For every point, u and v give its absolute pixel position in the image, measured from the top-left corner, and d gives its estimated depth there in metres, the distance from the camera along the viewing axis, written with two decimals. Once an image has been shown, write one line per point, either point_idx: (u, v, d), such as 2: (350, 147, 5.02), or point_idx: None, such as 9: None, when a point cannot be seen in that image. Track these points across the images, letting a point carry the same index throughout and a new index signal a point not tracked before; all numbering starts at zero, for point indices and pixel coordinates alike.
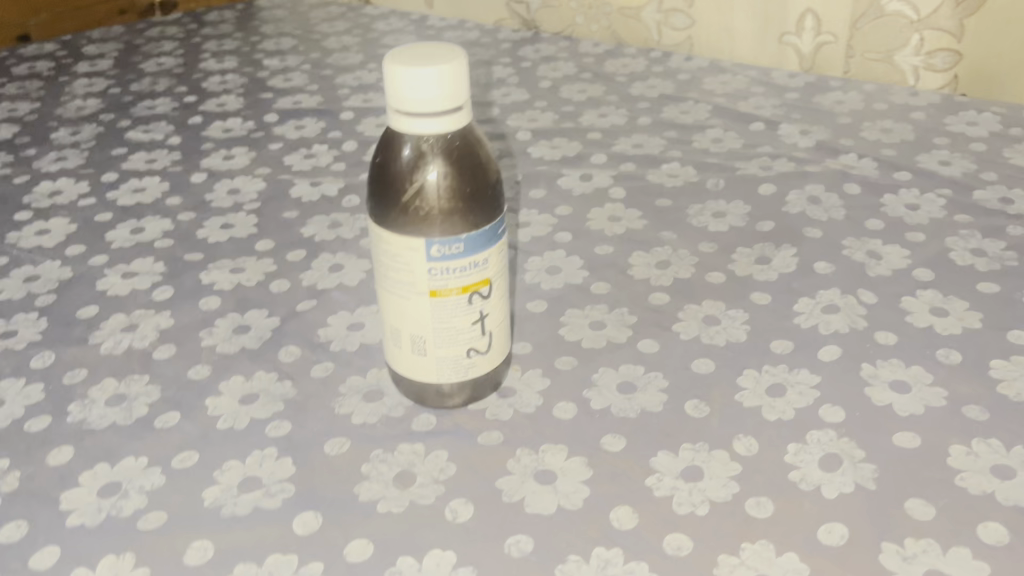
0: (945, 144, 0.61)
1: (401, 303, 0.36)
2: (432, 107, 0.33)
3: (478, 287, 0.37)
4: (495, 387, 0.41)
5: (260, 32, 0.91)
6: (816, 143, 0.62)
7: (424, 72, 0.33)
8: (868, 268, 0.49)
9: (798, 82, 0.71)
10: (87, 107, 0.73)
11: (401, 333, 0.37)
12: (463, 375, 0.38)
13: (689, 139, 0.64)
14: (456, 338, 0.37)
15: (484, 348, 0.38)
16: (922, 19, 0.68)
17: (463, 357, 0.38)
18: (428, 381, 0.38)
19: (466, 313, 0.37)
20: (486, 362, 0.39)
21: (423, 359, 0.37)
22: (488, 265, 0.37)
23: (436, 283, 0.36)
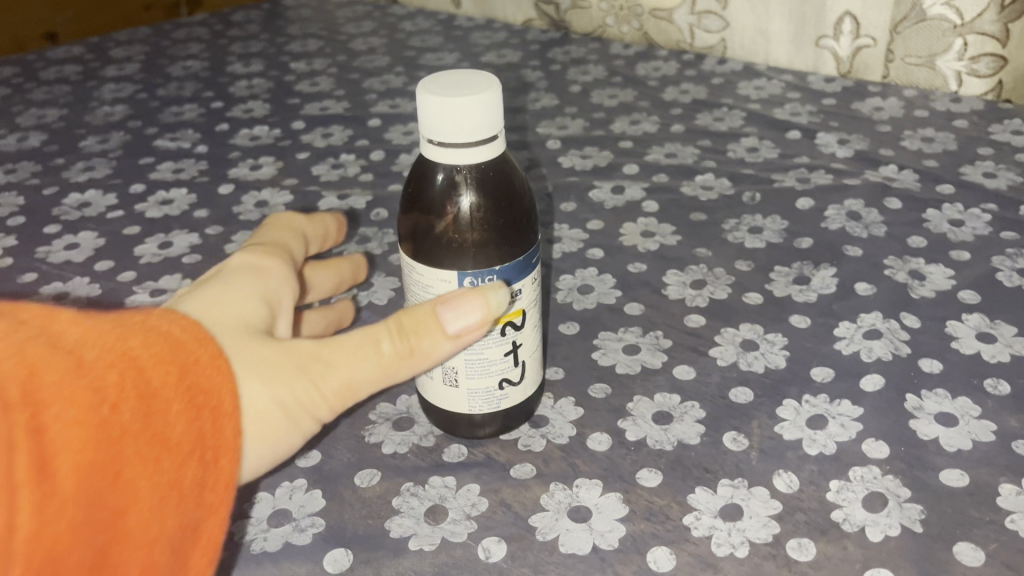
0: (989, 155, 0.59)
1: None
2: (466, 138, 0.32)
3: (511, 317, 0.36)
4: (528, 416, 0.40)
5: (286, 33, 0.90)
6: (855, 153, 0.61)
7: (459, 103, 0.32)
8: (911, 290, 0.47)
9: (835, 89, 0.70)
10: (114, 114, 0.73)
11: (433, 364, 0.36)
12: (495, 407, 0.37)
13: (723, 148, 0.63)
14: (488, 370, 0.36)
15: (518, 378, 0.37)
16: (965, 24, 0.65)
17: (495, 389, 0.37)
18: (460, 411, 0.37)
19: (499, 344, 0.36)
20: (519, 393, 0.38)
21: (455, 390, 0.37)
22: (522, 295, 0.35)
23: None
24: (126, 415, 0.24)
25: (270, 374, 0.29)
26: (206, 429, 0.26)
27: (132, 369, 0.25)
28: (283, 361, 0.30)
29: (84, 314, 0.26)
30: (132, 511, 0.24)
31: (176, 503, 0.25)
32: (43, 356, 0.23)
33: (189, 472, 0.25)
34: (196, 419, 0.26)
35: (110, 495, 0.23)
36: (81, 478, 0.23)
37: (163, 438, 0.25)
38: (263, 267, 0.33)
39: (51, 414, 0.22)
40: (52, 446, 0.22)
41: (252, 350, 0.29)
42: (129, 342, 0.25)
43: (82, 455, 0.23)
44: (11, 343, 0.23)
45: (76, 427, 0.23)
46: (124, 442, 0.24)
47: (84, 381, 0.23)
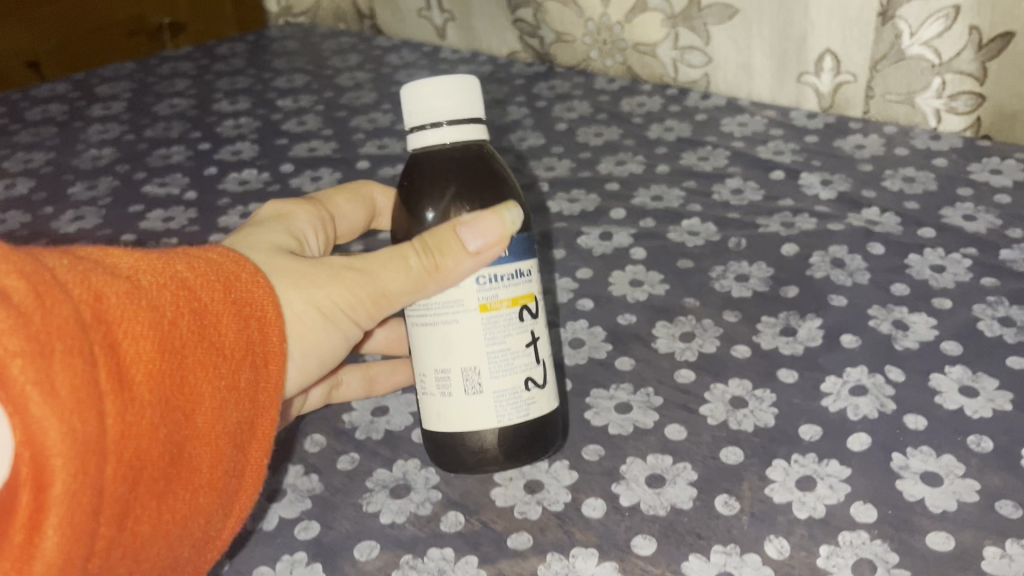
0: (969, 196, 0.61)
1: (455, 330, 0.38)
2: (447, 113, 0.39)
3: (525, 303, 0.39)
4: (546, 454, 0.42)
5: (272, 67, 0.90)
6: (838, 195, 0.62)
7: (436, 86, 0.39)
8: (895, 341, 0.48)
9: (817, 126, 0.71)
10: (102, 158, 0.73)
11: (454, 375, 0.39)
12: (524, 416, 0.39)
13: (708, 190, 0.64)
14: (511, 365, 0.39)
15: (540, 380, 0.40)
16: (944, 63, 0.66)
17: (521, 389, 0.39)
18: (487, 429, 0.39)
19: (518, 331, 0.39)
20: (543, 402, 0.40)
21: (479, 396, 0.38)
22: (531, 278, 0.40)
23: (487, 296, 0.38)
24: (182, 330, 0.33)
25: (306, 284, 0.38)
26: (255, 337, 0.35)
27: (185, 295, 0.33)
28: (314, 273, 0.38)
29: (141, 253, 0.34)
30: (201, 403, 0.33)
31: (233, 399, 0.34)
32: (108, 286, 0.31)
33: (242, 373, 0.34)
34: (243, 330, 0.35)
35: (181, 398, 0.32)
36: (152, 383, 0.31)
37: (221, 347, 0.34)
38: (293, 216, 0.44)
39: (122, 332, 0.31)
40: (127, 357, 0.30)
41: (289, 267, 0.38)
42: (173, 270, 0.34)
43: (150, 366, 0.31)
44: (79, 275, 0.31)
45: (143, 341, 0.31)
46: (185, 350, 0.32)
47: (147, 304, 0.32)
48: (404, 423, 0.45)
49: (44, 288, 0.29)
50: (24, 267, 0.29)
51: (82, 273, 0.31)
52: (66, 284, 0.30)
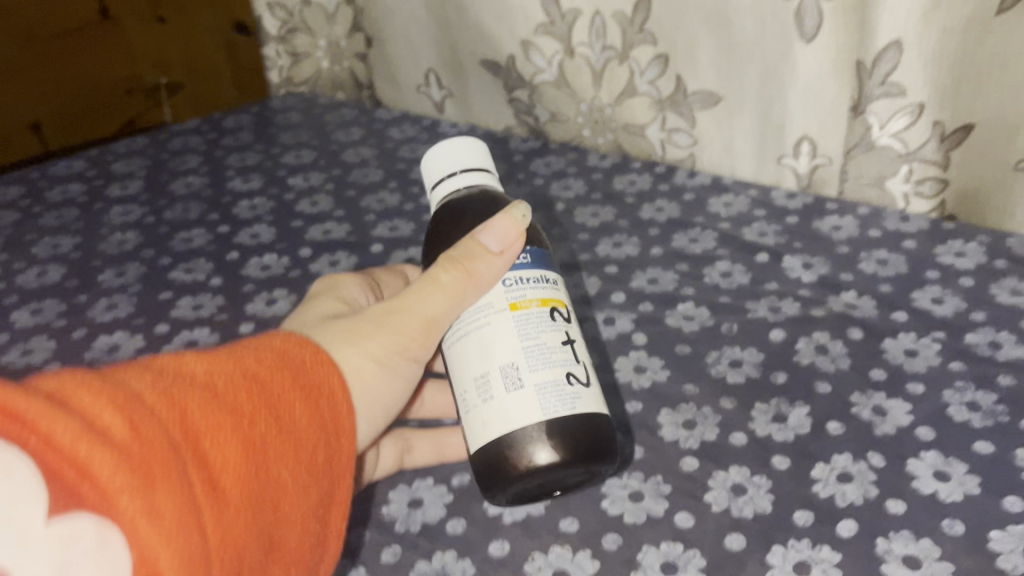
0: (937, 278, 0.67)
1: (497, 329, 0.46)
2: (437, 172, 0.54)
3: (555, 307, 0.47)
4: (606, 461, 0.47)
5: (279, 143, 0.95)
6: (818, 278, 0.68)
7: (431, 161, 0.55)
8: (876, 427, 0.54)
9: (796, 206, 0.77)
10: (127, 243, 0.77)
11: (497, 373, 0.45)
12: (571, 408, 0.45)
13: (699, 273, 0.70)
14: (549, 358, 0.45)
15: (581, 379, 0.46)
16: (910, 152, 0.72)
17: (562, 382, 0.45)
18: (535, 422, 0.44)
19: (551, 329, 0.46)
20: (588, 402, 0.46)
21: (524, 389, 0.44)
22: (556, 290, 0.48)
23: (516, 298, 0.46)
24: (261, 427, 0.39)
25: (356, 339, 0.47)
26: (324, 419, 0.42)
27: (259, 391, 0.40)
28: (363, 329, 0.48)
29: (210, 361, 0.40)
30: (286, 486, 0.39)
31: (312, 480, 0.41)
32: (194, 402, 0.37)
33: (317, 454, 0.41)
34: (311, 413, 0.42)
35: (269, 489, 0.38)
36: (244, 484, 0.37)
37: (296, 436, 0.40)
38: (340, 300, 0.55)
39: (211, 444, 0.37)
40: (219, 464, 0.37)
41: (338, 328, 0.48)
42: (245, 372, 0.40)
43: (240, 467, 0.37)
44: (168, 396, 0.37)
45: (230, 447, 0.37)
46: (267, 445, 0.39)
47: (226, 409, 0.38)
48: (439, 515, 0.50)
49: (138, 419, 0.34)
50: (120, 403, 0.34)
51: (171, 394, 0.37)
52: (160, 410, 0.36)
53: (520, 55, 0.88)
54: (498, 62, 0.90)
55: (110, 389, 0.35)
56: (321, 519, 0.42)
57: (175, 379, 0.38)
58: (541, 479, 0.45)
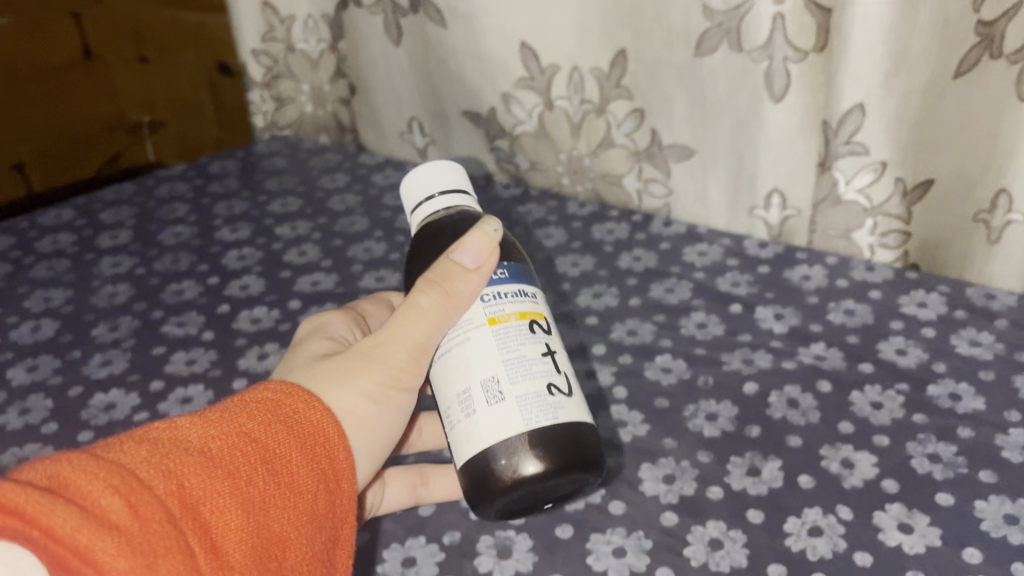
0: (901, 329, 0.70)
1: (476, 343, 0.48)
2: (417, 194, 0.56)
3: (533, 320, 0.50)
4: (593, 469, 0.48)
5: (265, 189, 0.97)
6: (789, 329, 0.71)
7: (410, 183, 0.57)
8: (844, 480, 0.57)
9: (768, 255, 0.80)
10: (119, 295, 0.79)
11: (479, 387, 0.47)
12: (552, 417, 0.47)
13: (676, 324, 0.73)
14: (529, 371, 0.48)
15: (562, 390, 0.48)
16: (874, 207, 0.77)
17: (543, 393, 0.47)
18: (517, 432, 0.46)
19: (530, 342, 0.49)
20: (569, 411, 0.48)
21: (505, 401, 0.46)
22: (535, 303, 0.51)
23: (494, 312, 0.49)
24: (260, 487, 0.42)
25: (344, 379, 0.49)
26: (323, 467, 0.45)
27: (254, 450, 0.43)
28: (351, 367, 0.50)
29: (207, 424, 0.43)
30: (286, 539, 0.42)
31: (314, 528, 0.44)
32: (194, 472, 0.40)
33: (317, 503, 0.44)
34: (308, 465, 0.44)
35: (270, 545, 0.41)
36: (245, 547, 0.40)
37: (295, 490, 0.43)
38: (328, 336, 0.57)
39: (212, 512, 0.40)
40: (220, 531, 0.39)
41: (326, 369, 0.50)
42: (241, 432, 0.43)
43: (240, 532, 0.40)
44: (169, 468, 0.39)
45: (230, 512, 0.40)
46: (266, 505, 0.42)
47: (221, 475, 0.41)
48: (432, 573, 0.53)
49: (137, 501, 0.37)
50: (119, 488, 0.37)
51: (171, 467, 0.39)
52: (161, 486, 0.38)
53: (501, 107, 0.91)
54: (480, 113, 0.93)
55: (111, 472, 0.37)
56: (326, 561, 0.45)
57: (175, 449, 0.41)
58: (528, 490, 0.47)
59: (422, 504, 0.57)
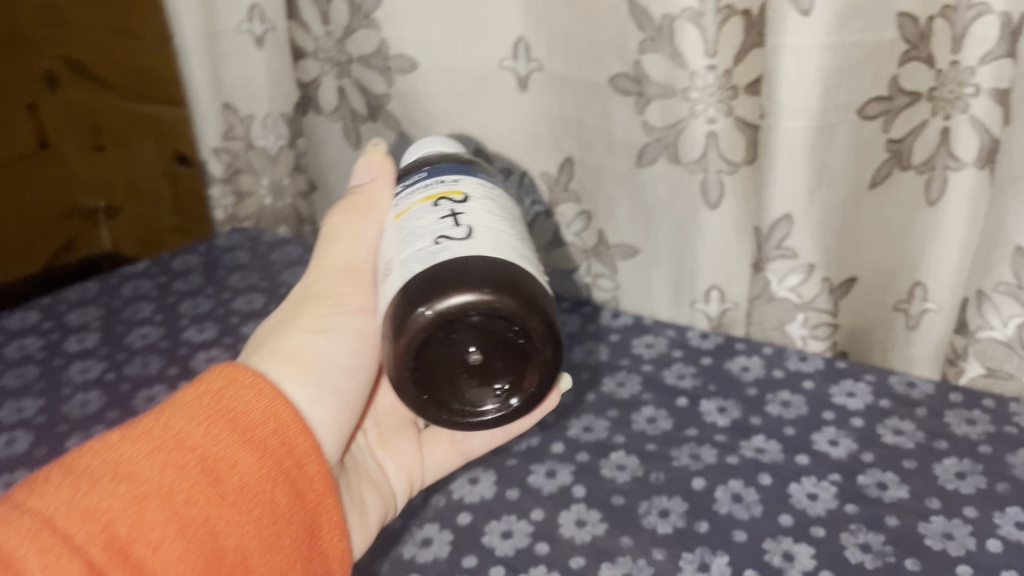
0: (832, 419, 0.76)
1: (388, 236, 0.59)
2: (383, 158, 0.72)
3: (442, 197, 0.58)
4: (494, 288, 0.51)
5: (229, 285, 1.01)
6: (731, 422, 0.77)
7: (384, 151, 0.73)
8: (785, 572, 0.62)
9: (710, 346, 0.87)
10: (91, 403, 0.82)
11: (385, 270, 0.57)
12: (429, 257, 0.53)
13: (628, 419, 0.78)
14: (420, 235, 0.55)
15: (451, 236, 0.54)
16: (804, 303, 0.84)
17: (427, 246, 0.54)
18: (393, 290, 0.53)
19: (428, 213, 0.57)
20: (453, 248, 0.53)
21: (393, 271, 0.55)
22: (453, 187, 0.59)
23: (402, 209, 0.60)
24: (195, 504, 0.47)
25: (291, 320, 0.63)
26: (261, 467, 0.50)
27: (187, 467, 0.47)
28: (296, 313, 0.64)
29: (140, 448, 0.47)
30: (231, 541, 0.47)
31: (260, 525, 0.49)
32: (126, 509, 0.44)
33: (259, 500, 0.49)
34: (247, 466, 0.49)
35: (215, 551, 0.46)
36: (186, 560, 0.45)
37: (231, 496, 0.48)
38: None
39: (148, 541, 0.44)
40: (159, 554, 0.44)
41: (277, 322, 0.64)
42: (172, 453, 0.48)
43: (179, 551, 0.45)
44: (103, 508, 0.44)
45: (166, 536, 0.45)
46: (202, 519, 0.46)
47: (154, 500, 0.45)
48: None
49: (64, 556, 0.41)
50: (46, 546, 0.41)
51: (103, 507, 0.44)
52: (92, 529, 0.43)
53: None
54: None
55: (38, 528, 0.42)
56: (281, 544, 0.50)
57: (108, 484, 0.45)
58: (432, 330, 0.51)
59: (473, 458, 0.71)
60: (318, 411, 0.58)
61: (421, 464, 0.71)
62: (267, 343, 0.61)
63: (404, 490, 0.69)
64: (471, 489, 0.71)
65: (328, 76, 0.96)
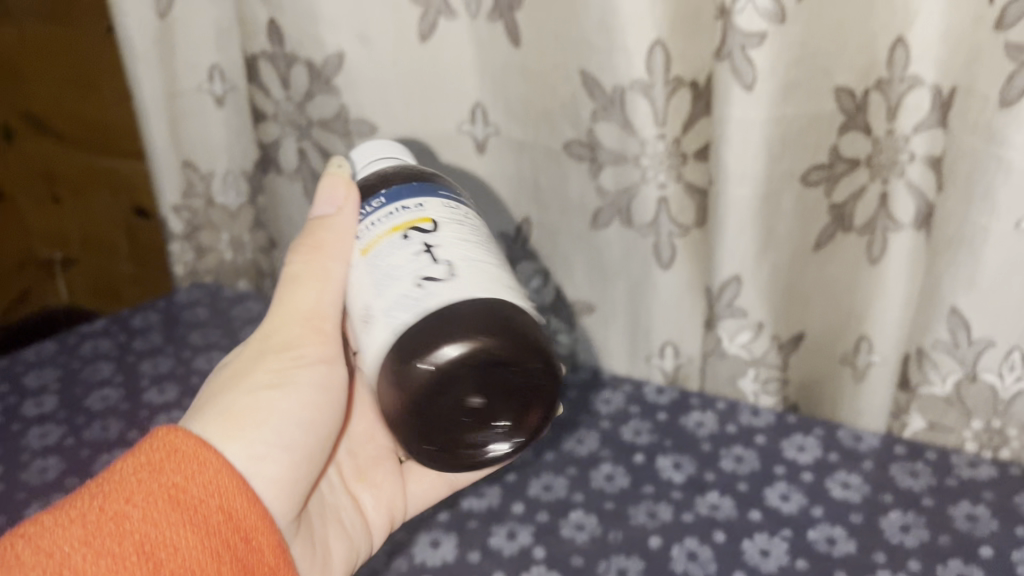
0: (783, 474, 0.79)
1: (360, 274, 0.58)
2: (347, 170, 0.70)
3: (411, 226, 0.56)
4: (490, 333, 0.53)
5: (190, 344, 1.01)
6: (687, 478, 0.79)
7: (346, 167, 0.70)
8: None
9: (665, 401, 0.89)
10: (49, 470, 0.81)
11: (362, 314, 0.56)
12: (414, 308, 0.52)
13: (587, 477, 0.80)
14: (395, 278, 0.54)
15: (431, 278, 0.53)
16: (755, 359, 0.88)
17: (409, 291, 0.53)
18: (388, 342, 0.53)
19: (400, 247, 0.55)
20: (436, 294, 0.52)
21: (375, 318, 0.54)
22: (422, 211, 0.57)
23: (369, 242, 0.58)
24: None
25: (239, 372, 0.60)
26: (206, 542, 0.51)
27: (128, 551, 0.48)
28: (247, 360, 0.61)
29: (80, 532, 0.48)
30: None
31: None
32: None
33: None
34: (192, 542, 0.50)
35: None
36: None
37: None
38: None
39: None
40: None
41: (222, 373, 0.61)
42: (111, 537, 0.48)
43: None
44: None
45: None
46: None
47: None
48: None
49: None
50: None
51: None
52: None
53: None
54: None
55: None
56: None
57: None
58: (433, 377, 0.53)
59: (458, 487, 0.75)
60: (268, 476, 0.57)
61: (403, 497, 0.73)
62: (216, 400, 0.58)
63: (384, 524, 0.71)
64: (432, 553, 0.73)
65: (288, 138, 0.97)
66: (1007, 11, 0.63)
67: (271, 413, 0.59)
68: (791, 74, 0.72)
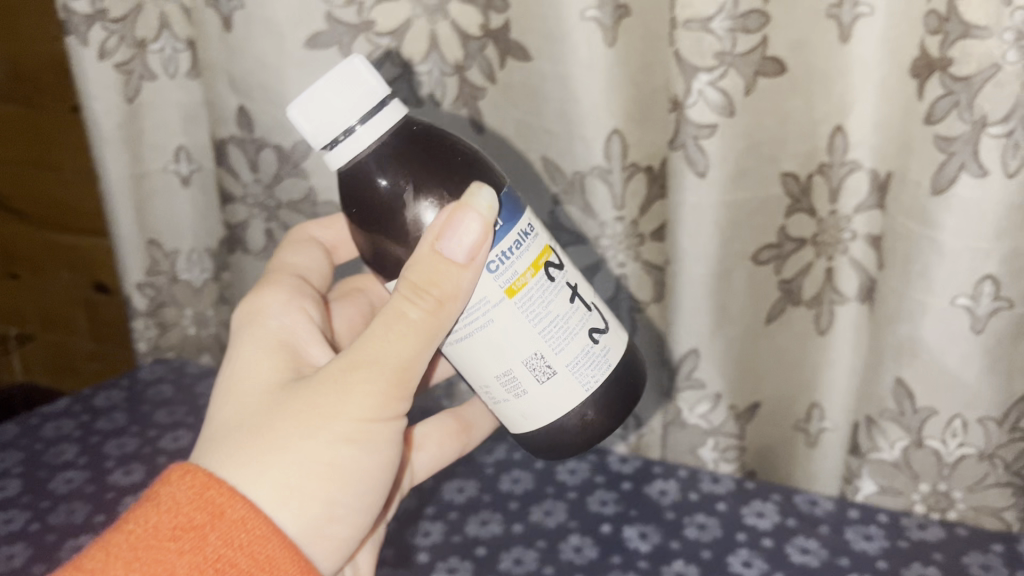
0: (745, 540, 0.82)
1: (504, 317, 0.58)
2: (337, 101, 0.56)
3: (542, 262, 0.59)
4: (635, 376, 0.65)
5: (155, 422, 1.01)
6: (653, 547, 0.81)
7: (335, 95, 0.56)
8: None
9: (629, 470, 0.92)
10: (16, 557, 0.81)
11: (528, 365, 0.58)
12: (599, 363, 0.61)
13: (556, 549, 0.81)
14: (566, 334, 0.59)
15: (596, 331, 0.61)
16: (713, 429, 0.91)
17: (588, 347, 0.60)
18: (581, 398, 0.60)
19: (554, 293, 0.59)
20: (608, 346, 0.61)
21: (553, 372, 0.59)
22: (535, 239, 0.59)
23: (509, 281, 0.57)
24: None
25: (314, 426, 0.57)
26: None
27: None
28: (323, 406, 0.57)
29: None
30: None
31: None
32: None
33: None
34: None
35: None
36: None
37: None
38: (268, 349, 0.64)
39: None
40: None
41: (292, 418, 0.57)
42: None
43: None
44: None
45: None
46: None
47: None
48: None
49: None
50: None
51: None
52: None
53: None
54: None
55: None
56: None
57: None
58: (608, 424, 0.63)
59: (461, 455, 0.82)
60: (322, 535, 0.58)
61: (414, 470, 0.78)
62: (293, 451, 0.56)
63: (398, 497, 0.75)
64: None
65: (256, 220, 0.99)
66: (935, 106, 0.68)
67: (342, 473, 0.58)
68: (740, 162, 0.76)
